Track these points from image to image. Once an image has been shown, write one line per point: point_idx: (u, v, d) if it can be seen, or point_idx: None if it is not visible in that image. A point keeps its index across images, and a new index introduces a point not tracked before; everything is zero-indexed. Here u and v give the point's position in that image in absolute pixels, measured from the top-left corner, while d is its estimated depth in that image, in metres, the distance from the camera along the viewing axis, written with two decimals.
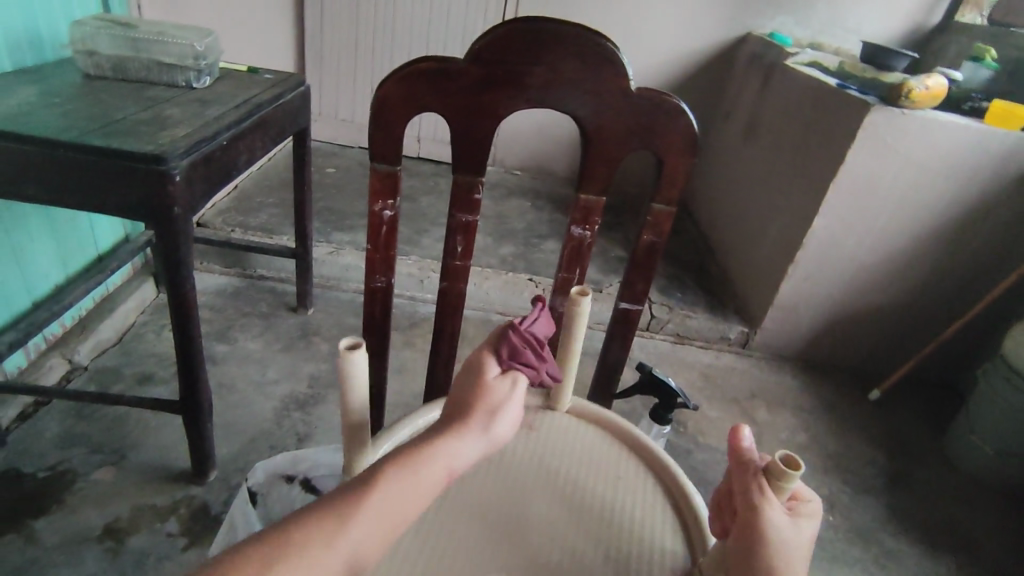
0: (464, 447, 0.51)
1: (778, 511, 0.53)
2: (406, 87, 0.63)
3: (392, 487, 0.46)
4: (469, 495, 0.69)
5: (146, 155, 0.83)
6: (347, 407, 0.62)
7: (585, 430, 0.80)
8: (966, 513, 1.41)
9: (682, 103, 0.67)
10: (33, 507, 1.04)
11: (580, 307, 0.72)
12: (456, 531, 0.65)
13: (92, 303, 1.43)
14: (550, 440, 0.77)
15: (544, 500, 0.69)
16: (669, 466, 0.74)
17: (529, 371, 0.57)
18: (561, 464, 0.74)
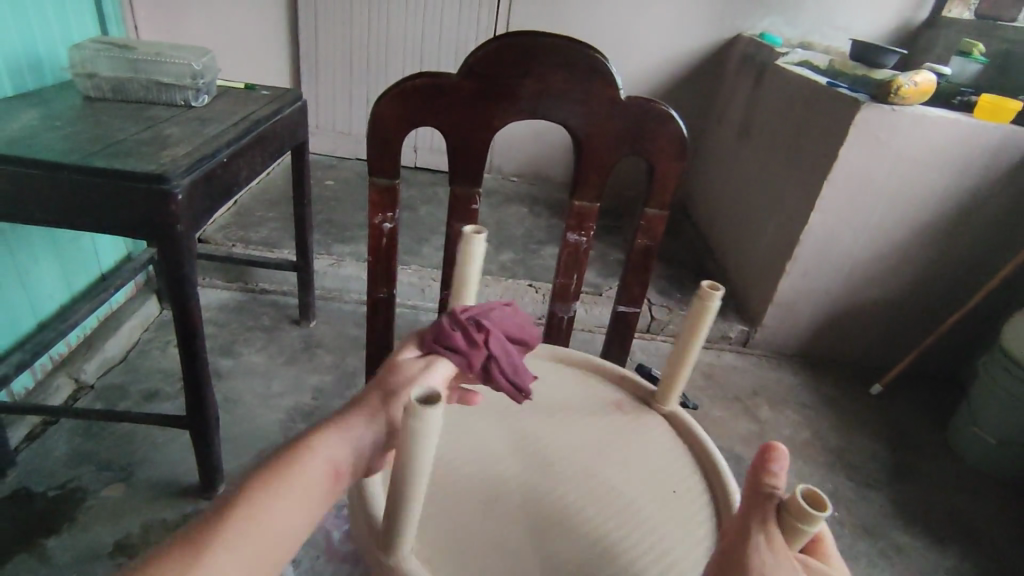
0: (355, 435, 0.45)
1: (783, 555, 0.47)
2: (402, 102, 0.65)
3: (272, 487, 0.40)
4: (526, 448, 0.75)
5: (149, 175, 0.85)
6: (460, 291, 0.66)
7: (658, 427, 0.80)
8: (970, 504, 1.42)
9: (671, 110, 0.68)
10: (45, 525, 1.05)
11: (710, 304, 0.72)
12: (496, 485, 0.69)
13: (96, 322, 1.44)
14: (619, 421, 0.80)
15: (588, 465, 0.73)
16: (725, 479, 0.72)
17: (457, 354, 0.55)
18: (611, 441, 0.77)
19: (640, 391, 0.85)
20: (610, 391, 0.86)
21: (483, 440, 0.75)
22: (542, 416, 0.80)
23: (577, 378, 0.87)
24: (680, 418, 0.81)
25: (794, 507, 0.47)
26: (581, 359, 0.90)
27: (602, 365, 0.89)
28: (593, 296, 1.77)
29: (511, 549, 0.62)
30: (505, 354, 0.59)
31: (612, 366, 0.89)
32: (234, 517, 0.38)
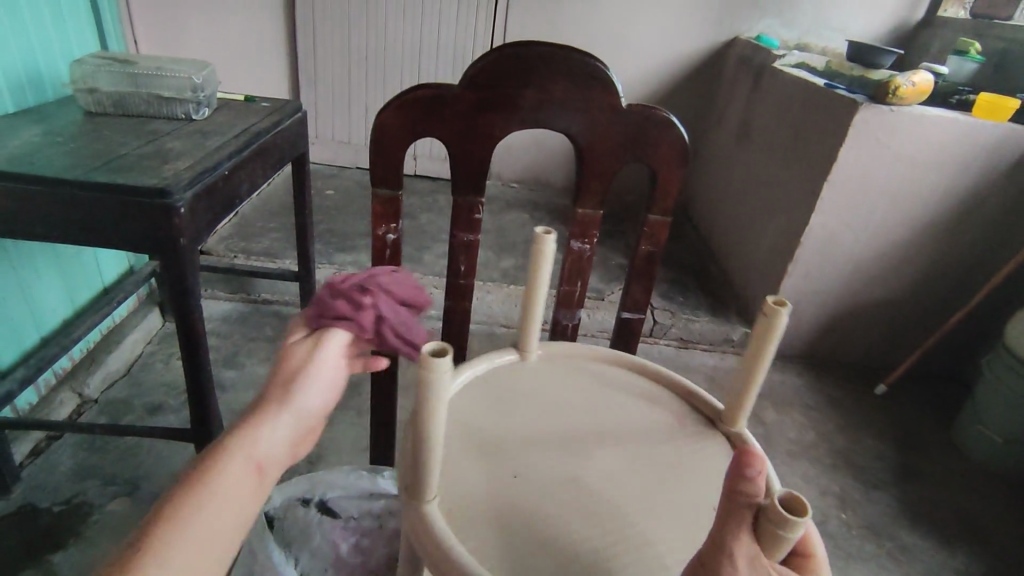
0: (273, 429, 0.40)
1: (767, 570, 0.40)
2: (403, 114, 0.65)
3: (190, 511, 0.34)
4: (554, 426, 0.70)
5: (151, 189, 0.85)
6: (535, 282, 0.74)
7: (714, 446, 0.71)
8: (977, 504, 1.41)
9: (672, 116, 0.69)
10: (50, 541, 1.05)
11: (777, 321, 0.64)
12: (527, 471, 0.64)
13: (99, 336, 1.44)
14: (668, 427, 0.73)
15: (610, 448, 0.68)
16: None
17: (343, 322, 0.49)
18: (650, 442, 0.70)
19: (706, 409, 0.75)
20: (669, 399, 0.77)
21: (521, 422, 0.70)
22: (585, 405, 0.74)
23: (635, 380, 0.80)
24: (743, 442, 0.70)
25: (786, 524, 0.39)
26: (647, 367, 0.81)
27: (671, 377, 0.79)
28: (595, 300, 1.77)
29: (526, 550, 0.55)
30: (399, 312, 0.51)
31: (681, 379, 0.79)
32: (147, 555, 0.32)
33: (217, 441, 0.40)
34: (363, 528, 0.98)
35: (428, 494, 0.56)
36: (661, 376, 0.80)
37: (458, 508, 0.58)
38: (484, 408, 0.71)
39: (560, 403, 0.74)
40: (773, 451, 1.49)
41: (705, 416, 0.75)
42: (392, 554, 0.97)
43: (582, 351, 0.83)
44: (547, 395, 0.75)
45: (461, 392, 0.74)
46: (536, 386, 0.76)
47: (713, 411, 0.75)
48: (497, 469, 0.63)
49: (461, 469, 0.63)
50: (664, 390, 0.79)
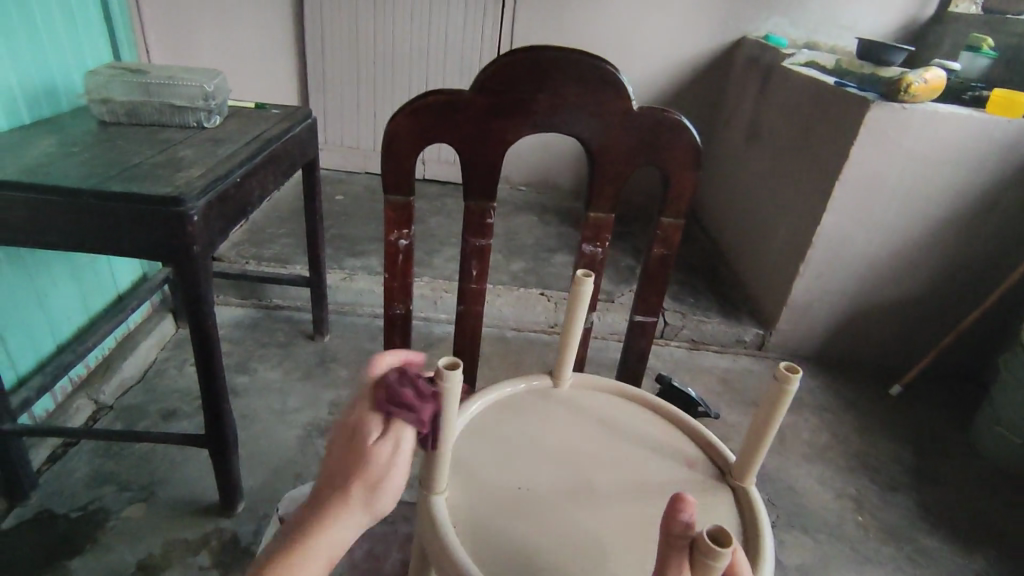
0: (349, 527, 0.46)
1: None
2: (415, 119, 0.65)
3: None
4: (559, 457, 0.72)
5: (165, 197, 0.86)
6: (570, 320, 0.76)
7: (717, 497, 0.70)
8: (998, 506, 1.39)
9: (684, 118, 0.68)
10: (67, 547, 1.06)
11: (789, 390, 0.63)
12: (528, 500, 0.66)
13: (114, 343, 1.46)
14: (675, 471, 0.73)
15: (607, 480, 0.70)
16: (763, 560, 0.62)
17: (413, 413, 0.51)
18: (650, 483, 0.70)
19: (719, 460, 0.75)
20: (682, 444, 0.77)
21: (532, 452, 0.72)
22: (595, 437, 0.76)
23: (649, 420, 0.80)
24: (749, 499, 0.69)
25: (712, 553, 0.42)
26: (666, 410, 0.81)
27: (688, 423, 0.79)
28: (605, 303, 1.77)
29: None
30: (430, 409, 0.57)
31: (700, 428, 0.78)
32: None
33: (300, 521, 0.47)
34: (376, 534, 0.99)
35: (438, 487, 0.64)
36: (677, 420, 0.80)
37: (461, 522, 0.63)
38: (499, 433, 0.74)
39: (572, 434, 0.75)
40: (788, 453, 1.48)
41: (716, 466, 0.74)
42: (406, 559, 0.97)
43: (603, 386, 0.84)
44: (557, 422, 0.77)
45: (484, 410, 0.77)
46: (549, 413, 0.78)
47: (724, 463, 0.74)
48: (502, 493, 0.66)
49: (470, 490, 0.66)
50: (680, 435, 0.78)
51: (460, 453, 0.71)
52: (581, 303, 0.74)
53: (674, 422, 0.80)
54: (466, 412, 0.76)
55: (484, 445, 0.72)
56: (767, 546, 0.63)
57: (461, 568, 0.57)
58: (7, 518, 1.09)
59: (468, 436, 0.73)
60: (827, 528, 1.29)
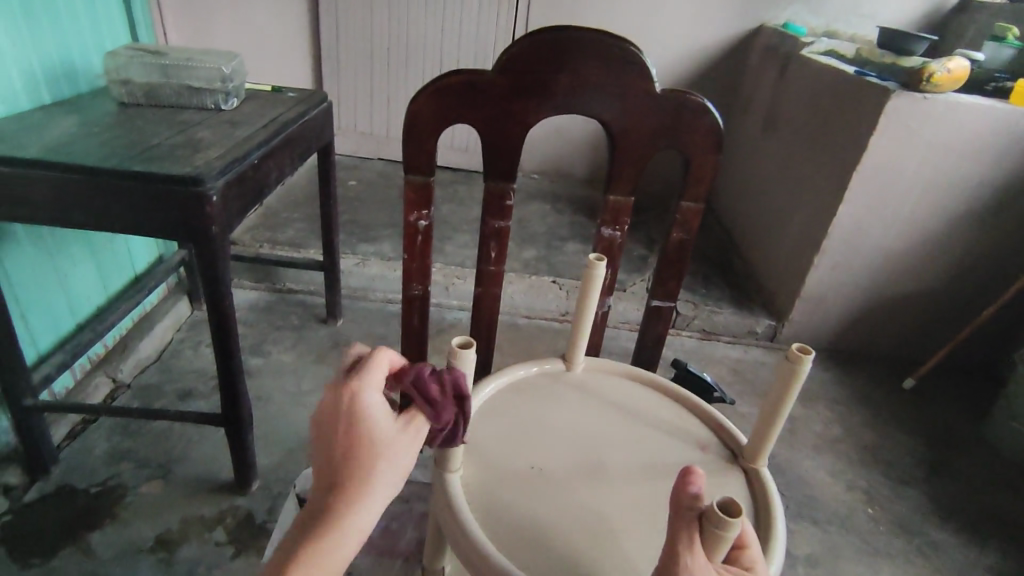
0: (377, 509, 0.40)
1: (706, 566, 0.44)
2: (438, 100, 0.65)
3: None
4: (570, 438, 0.72)
5: (186, 177, 0.87)
6: (582, 305, 0.77)
7: (729, 478, 0.70)
8: (1011, 501, 1.38)
9: (706, 101, 0.68)
10: (86, 522, 1.08)
11: (800, 369, 0.64)
12: (540, 480, 0.66)
13: (131, 323, 1.47)
14: (685, 451, 0.73)
15: (618, 461, 0.70)
16: (774, 539, 0.63)
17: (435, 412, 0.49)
18: (661, 464, 0.71)
19: (731, 442, 0.75)
20: (694, 426, 0.77)
21: (545, 432, 0.72)
22: (606, 418, 0.76)
23: (659, 402, 0.80)
24: (761, 480, 0.69)
25: (723, 523, 0.44)
26: (676, 392, 0.81)
27: (700, 406, 0.79)
28: (618, 292, 1.76)
29: (523, 561, 0.58)
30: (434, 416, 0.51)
31: (711, 411, 0.78)
32: None
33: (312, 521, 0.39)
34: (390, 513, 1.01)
35: (452, 466, 0.65)
36: (688, 402, 0.80)
37: (473, 499, 0.64)
38: (511, 414, 0.75)
39: (583, 416, 0.76)
40: (799, 444, 1.48)
41: (727, 448, 0.75)
42: (420, 538, 0.98)
43: (615, 368, 0.84)
44: (569, 405, 0.77)
45: (496, 392, 0.78)
46: (561, 396, 0.78)
47: (736, 445, 0.74)
48: (513, 472, 0.67)
49: (483, 468, 0.67)
50: (691, 418, 0.79)
51: (471, 432, 0.72)
52: (593, 285, 0.74)
53: (686, 404, 0.80)
54: (479, 394, 0.77)
55: (496, 425, 0.73)
56: (778, 527, 0.64)
57: (474, 546, 0.58)
58: (29, 492, 1.12)
59: (480, 419, 0.74)
60: (837, 519, 1.29)
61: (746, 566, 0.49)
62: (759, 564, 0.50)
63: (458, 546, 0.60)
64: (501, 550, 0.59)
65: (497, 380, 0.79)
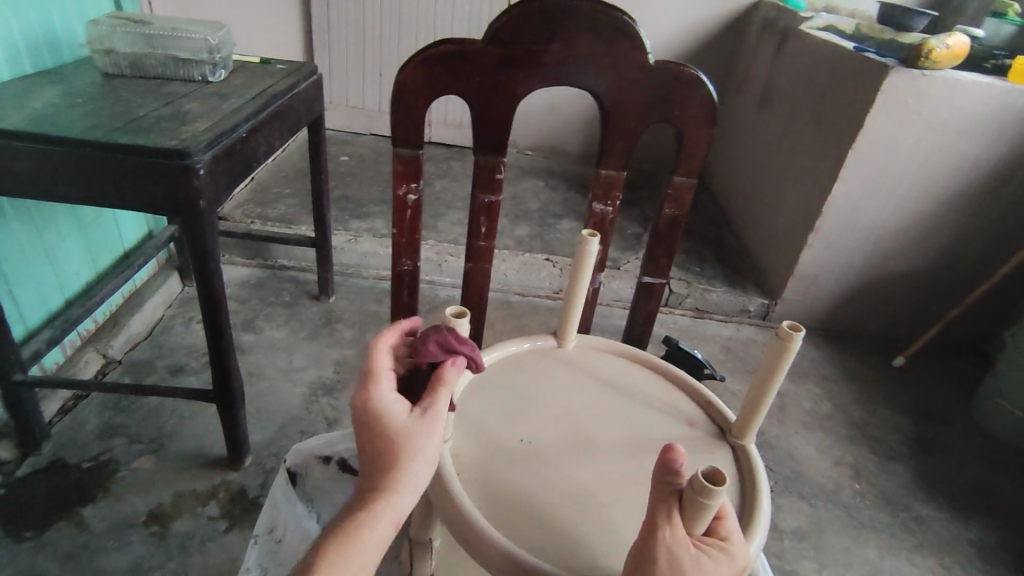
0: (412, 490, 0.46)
1: (684, 536, 0.47)
2: (427, 70, 0.63)
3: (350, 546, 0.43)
4: (561, 414, 0.72)
5: (172, 150, 0.85)
6: (576, 280, 0.75)
7: (715, 454, 0.71)
8: (996, 477, 1.41)
9: (701, 73, 0.67)
10: (79, 495, 1.08)
11: (790, 346, 0.64)
12: (528, 454, 0.67)
13: (121, 299, 1.46)
14: (673, 428, 0.73)
15: (606, 436, 0.70)
16: (757, 514, 0.63)
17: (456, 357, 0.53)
18: (649, 440, 0.71)
19: (719, 419, 0.75)
20: (682, 403, 0.77)
21: (535, 406, 0.73)
22: (596, 394, 0.76)
23: (650, 380, 0.80)
24: (747, 456, 0.70)
25: (706, 494, 0.46)
26: (666, 367, 0.81)
27: (688, 382, 0.79)
28: (611, 270, 1.76)
29: (508, 532, 0.58)
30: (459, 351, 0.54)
31: (700, 388, 0.79)
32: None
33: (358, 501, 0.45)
34: None
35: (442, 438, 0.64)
36: (677, 378, 0.80)
37: (463, 471, 0.64)
38: (502, 389, 0.75)
39: (573, 392, 0.76)
40: (788, 420, 1.49)
41: (716, 426, 0.75)
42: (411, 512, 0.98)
43: (605, 345, 0.84)
44: (560, 381, 0.77)
45: (487, 368, 0.78)
46: (552, 372, 0.78)
47: (724, 421, 0.74)
48: (503, 447, 0.67)
49: (473, 440, 0.67)
50: (680, 395, 0.79)
51: (461, 407, 0.72)
52: (587, 258, 0.73)
53: (673, 379, 0.80)
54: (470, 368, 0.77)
55: (487, 399, 0.73)
56: (762, 504, 0.64)
57: (462, 518, 0.58)
58: (22, 467, 1.12)
59: (472, 394, 0.73)
60: (823, 494, 1.31)
61: (723, 535, 0.51)
62: (735, 534, 0.51)
63: (447, 518, 0.60)
64: (489, 521, 0.59)
65: (486, 356, 0.78)
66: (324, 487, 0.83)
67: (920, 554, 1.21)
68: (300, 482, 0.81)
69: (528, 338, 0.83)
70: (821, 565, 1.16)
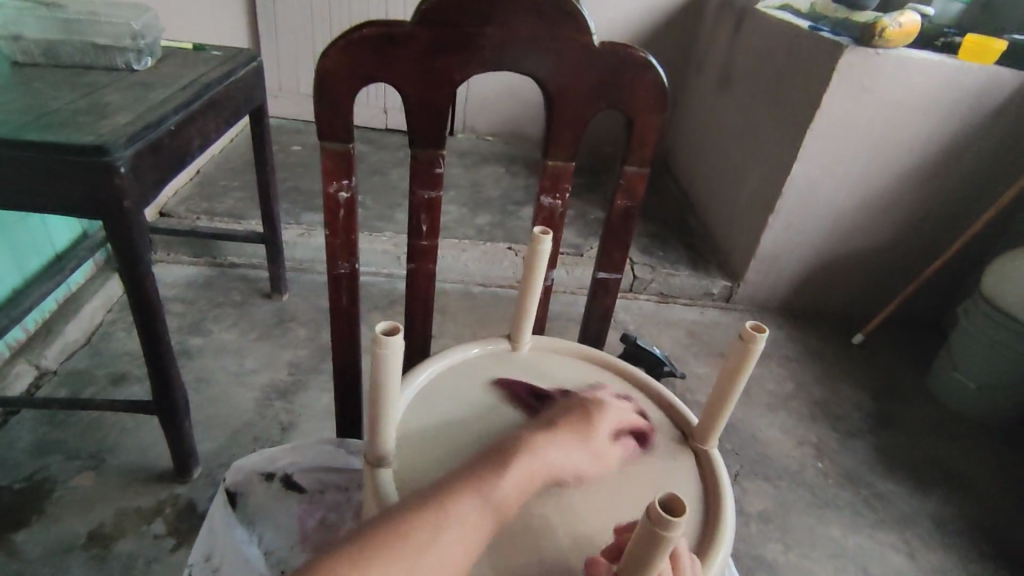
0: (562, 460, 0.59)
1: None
2: (353, 56, 0.58)
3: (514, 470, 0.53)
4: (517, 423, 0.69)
5: (87, 147, 0.78)
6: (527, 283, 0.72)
7: (679, 461, 0.69)
8: (951, 450, 1.44)
9: (650, 56, 0.63)
10: (11, 520, 1.01)
11: (753, 348, 0.62)
12: None
13: (54, 305, 1.37)
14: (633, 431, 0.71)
15: None
16: (723, 521, 0.62)
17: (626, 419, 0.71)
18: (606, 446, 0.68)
19: (681, 422, 0.73)
20: (643, 405, 0.75)
21: (480, 412, 0.69)
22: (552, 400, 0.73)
23: (606, 381, 0.77)
24: (710, 461, 0.68)
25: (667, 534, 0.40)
26: (623, 367, 0.79)
27: (646, 381, 0.77)
28: (573, 256, 1.74)
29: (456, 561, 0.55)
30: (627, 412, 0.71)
31: (660, 389, 0.77)
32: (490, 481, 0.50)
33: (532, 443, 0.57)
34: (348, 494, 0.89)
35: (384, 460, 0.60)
36: (638, 380, 0.78)
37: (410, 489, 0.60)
38: (457, 397, 0.70)
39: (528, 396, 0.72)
40: (752, 403, 1.49)
41: (677, 428, 0.73)
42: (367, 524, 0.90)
43: (558, 347, 0.81)
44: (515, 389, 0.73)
45: (433, 380, 0.73)
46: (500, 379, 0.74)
47: (686, 425, 0.73)
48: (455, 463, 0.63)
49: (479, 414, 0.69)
50: (639, 396, 0.76)
51: (405, 420, 0.67)
52: (541, 256, 0.70)
53: (632, 381, 0.78)
54: (415, 382, 0.72)
55: (433, 410, 0.69)
56: (728, 512, 0.63)
57: None
58: None
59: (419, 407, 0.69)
60: (788, 475, 1.32)
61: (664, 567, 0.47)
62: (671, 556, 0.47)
63: None
64: None
65: (428, 369, 0.73)
66: (267, 507, 0.77)
67: (881, 530, 1.22)
68: (240, 501, 0.76)
69: (475, 343, 0.79)
70: (787, 547, 1.17)
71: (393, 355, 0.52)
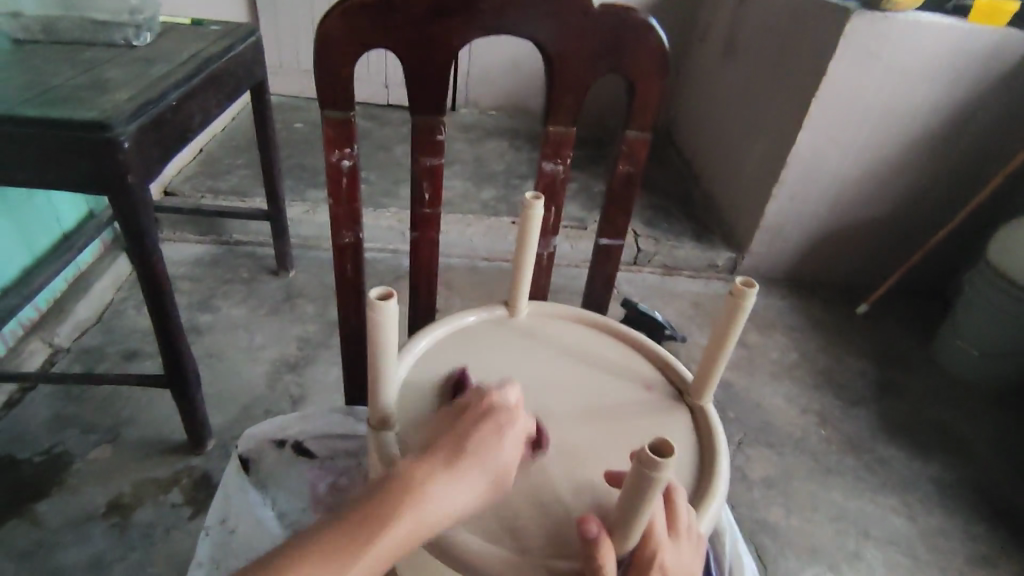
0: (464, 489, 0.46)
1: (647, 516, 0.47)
2: (351, 23, 0.58)
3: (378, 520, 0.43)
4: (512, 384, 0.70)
5: (91, 122, 0.78)
6: (523, 248, 0.73)
7: (675, 417, 0.70)
8: (954, 416, 1.45)
9: (651, 18, 0.63)
10: (32, 492, 1.04)
11: (744, 302, 0.63)
12: None
13: (65, 284, 1.39)
14: (629, 390, 0.72)
15: (558, 405, 0.68)
16: (717, 472, 0.63)
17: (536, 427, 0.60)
18: (603, 405, 0.69)
19: (677, 379, 0.74)
20: (640, 365, 0.76)
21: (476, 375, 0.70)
22: (549, 362, 0.74)
23: (603, 344, 0.78)
24: (705, 415, 0.69)
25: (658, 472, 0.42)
26: (620, 329, 0.80)
27: (643, 342, 0.78)
28: (577, 230, 1.73)
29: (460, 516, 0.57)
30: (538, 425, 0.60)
31: (657, 348, 0.77)
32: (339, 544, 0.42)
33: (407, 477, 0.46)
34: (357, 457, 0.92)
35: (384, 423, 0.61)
36: (635, 341, 0.79)
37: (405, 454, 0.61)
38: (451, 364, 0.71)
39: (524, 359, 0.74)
40: (756, 372, 1.50)
41: (673, 386, 0.74)
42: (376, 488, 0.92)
43: (556, 311, 0.81)
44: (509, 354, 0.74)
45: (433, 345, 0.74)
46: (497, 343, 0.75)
47: (681, 381, 0.74)
48: None
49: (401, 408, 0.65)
50: (637, 356, 0.77)
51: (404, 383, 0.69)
52: (533, 224, 0.70)
53: (629, 342, 0.79)
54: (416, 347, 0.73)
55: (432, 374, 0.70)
56: (722, 463, 0.64)
57: None
58: None
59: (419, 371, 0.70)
60: (791, 442, 1.33)
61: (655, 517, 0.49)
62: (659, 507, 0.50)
63: None
64: None
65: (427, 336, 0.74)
66: (279, 471, 0.80)
67: (883, 495, 1.24)
68: (253, 467, 0.79)
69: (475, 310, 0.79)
70: (789, 511, 1.19)
71: (387, 318, 0.54)
